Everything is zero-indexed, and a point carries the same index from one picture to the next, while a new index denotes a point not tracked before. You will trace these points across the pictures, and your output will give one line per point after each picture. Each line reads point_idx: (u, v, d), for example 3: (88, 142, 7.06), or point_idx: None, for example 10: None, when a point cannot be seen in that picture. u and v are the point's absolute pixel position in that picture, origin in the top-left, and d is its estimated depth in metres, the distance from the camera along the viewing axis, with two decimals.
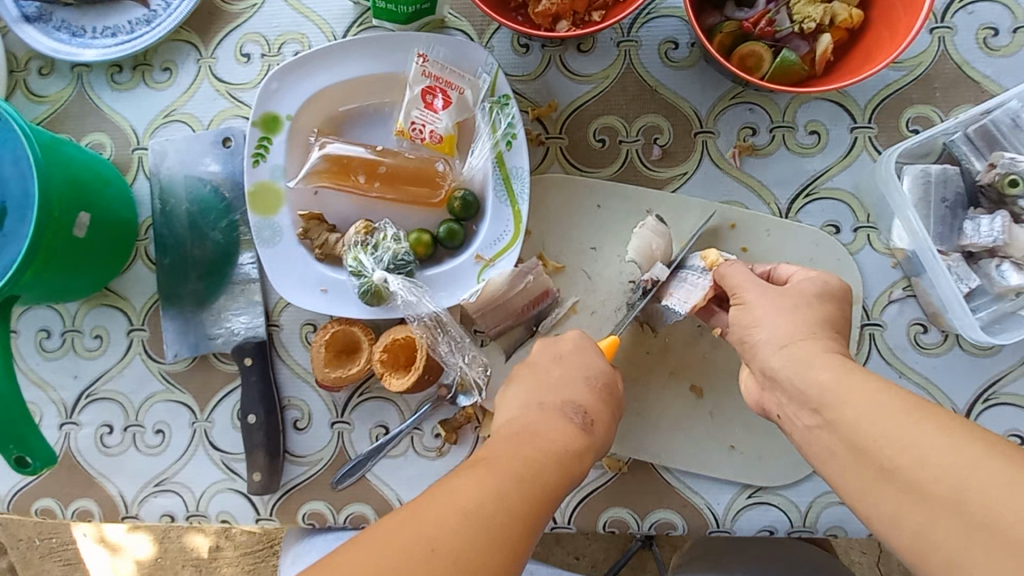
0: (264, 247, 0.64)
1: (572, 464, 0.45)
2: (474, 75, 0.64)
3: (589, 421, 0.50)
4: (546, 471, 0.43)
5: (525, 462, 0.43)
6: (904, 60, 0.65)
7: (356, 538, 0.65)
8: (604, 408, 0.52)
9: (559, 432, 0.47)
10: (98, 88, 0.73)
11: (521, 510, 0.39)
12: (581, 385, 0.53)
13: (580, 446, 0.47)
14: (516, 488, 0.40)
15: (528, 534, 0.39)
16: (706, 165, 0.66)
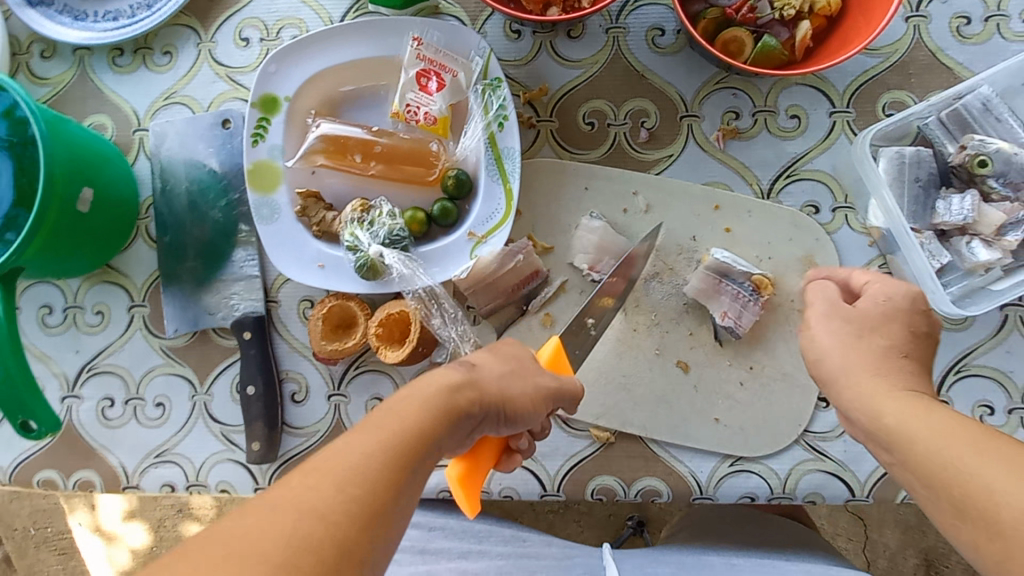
0: (263, 224, 0.66)
1: (443, 401, 0.44)
2: (467, 59, 0.66)
3: (471, 368, 0.48)
4: (414, 418, 0.41)
5: (383, 416, 0.41)
6: (880, 48, 0.68)
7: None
8: (488, 363, 0.50)
9: (432, 380, 0.45)
10: (99, 71, 0.75)
11: (372, 452, 0.38)
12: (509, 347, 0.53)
13: (457, 387, 0.45)
14: (362, 436, 0.39)
15: (384, 473, 0.37)
16: (691, 147, 0.69)
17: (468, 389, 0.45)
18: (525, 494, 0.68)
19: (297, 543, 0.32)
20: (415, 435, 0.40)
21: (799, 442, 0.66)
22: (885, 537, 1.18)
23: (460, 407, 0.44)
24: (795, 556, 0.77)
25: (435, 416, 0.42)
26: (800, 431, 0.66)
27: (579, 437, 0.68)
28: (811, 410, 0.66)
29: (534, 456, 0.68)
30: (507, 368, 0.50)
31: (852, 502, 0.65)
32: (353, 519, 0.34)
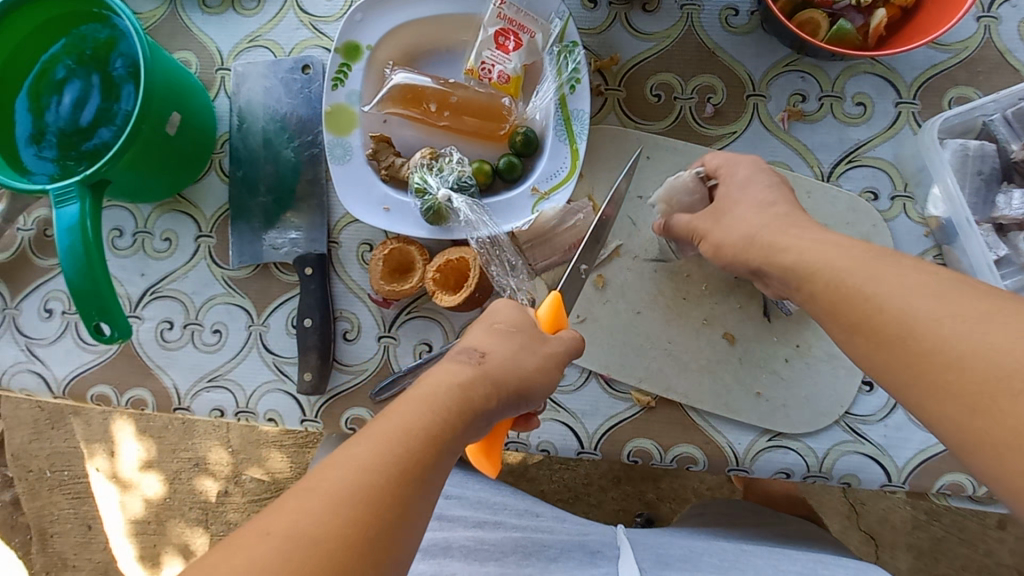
0: (336, 164, 0.68)
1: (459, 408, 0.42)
2: (546, 21, 0.69)
3: (481, 360, 0.47)
4: (423, 421, 0.41)
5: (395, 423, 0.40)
6: (951, 43, 0.69)
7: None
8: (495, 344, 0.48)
9: (441, 377, 0.44)
10: (189, 10, 0.79)
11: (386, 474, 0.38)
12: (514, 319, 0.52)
13: (466, 382, 0.44)
14: (372, 458, 0.38)
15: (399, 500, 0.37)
16: (755, 126, 0.70)
17: (482, 386, 0.45)
18: (562, 449, 0.68)
19: (324, 556, 0.34)
20: (424, 446, 0.40)
21: (839, 423, 0.66)
22: (895, 559, 1.17)
23: (476, 409, 0.43)
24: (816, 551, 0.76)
25: (448, 420, 0.42)
26: (842, 411, 0.66)
27: (620, 399, 0.68)
28: (855, 388, 0.66)
29: (574, 414, 0.68)
30: (518, 347, 0.49)
31: (887, 488, 0.65)
32: (367, 532, 0.36)
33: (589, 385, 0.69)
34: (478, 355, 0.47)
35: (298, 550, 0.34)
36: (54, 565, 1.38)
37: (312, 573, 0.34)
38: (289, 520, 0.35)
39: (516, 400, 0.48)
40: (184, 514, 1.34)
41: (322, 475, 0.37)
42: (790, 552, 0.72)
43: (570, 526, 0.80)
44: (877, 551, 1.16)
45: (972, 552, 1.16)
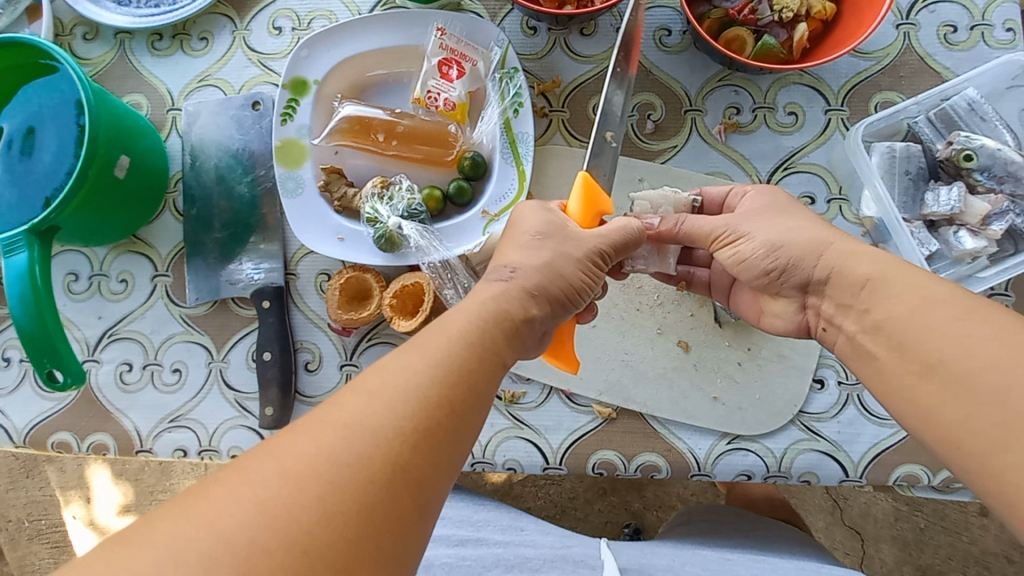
0: (287, 197, 0.69)
1: (502, 320, 0.47)
2: (486, 49, 0.71)
3: (513, 274, 0.51)
4: (465, 328, 0.45)
5: (438, 330, 0.45)
6: (873, 52, 0.73)
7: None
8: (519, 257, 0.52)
9: (483, 296, 0.49)
10: (138, 54, 0.80)
11: (438, 370, 0.41)
12: (538, 228, 0.54)
13: (500, 297, 0.49)
14: (425, 357, 0.42)
15: (456, 397, 0.41)
16: (695, 139, 0.73)
17: (520, 303, 0.49)
18: (528, 466, 0.68)
19: (394, 440, 0.37)
20: (467, 346, 0.44)
21: (794, 422, 0.68)
22: (880, 551, 1.18)
23: (515, 319, 0.48)
24: (789, 553, 0.76)
25: (487, 327, 0.46)
26: (796, 411, 0.68)
27: (581, 412, 0.69)
28: (816, 355, 0.69)
29: (538, 430, 0.69)
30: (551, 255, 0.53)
31: (846, 483, 0.67)
32: (422, 417, 0.38)
33: (550, 401, 0.70)
34: (510, 270, 0.51)
35: (359, 434, 0.37)
36: None
37: (390, 453, 0.36)
38: (347, 413, 0.38)
39: (549, 314, 0.52)
40: None
41: (376, 373, 0.40)
42: (771, 560, 0.73)
43: (553, 538, 0.79)
44: (863, 545, 1.18)
45: (955, 540, 1.18)
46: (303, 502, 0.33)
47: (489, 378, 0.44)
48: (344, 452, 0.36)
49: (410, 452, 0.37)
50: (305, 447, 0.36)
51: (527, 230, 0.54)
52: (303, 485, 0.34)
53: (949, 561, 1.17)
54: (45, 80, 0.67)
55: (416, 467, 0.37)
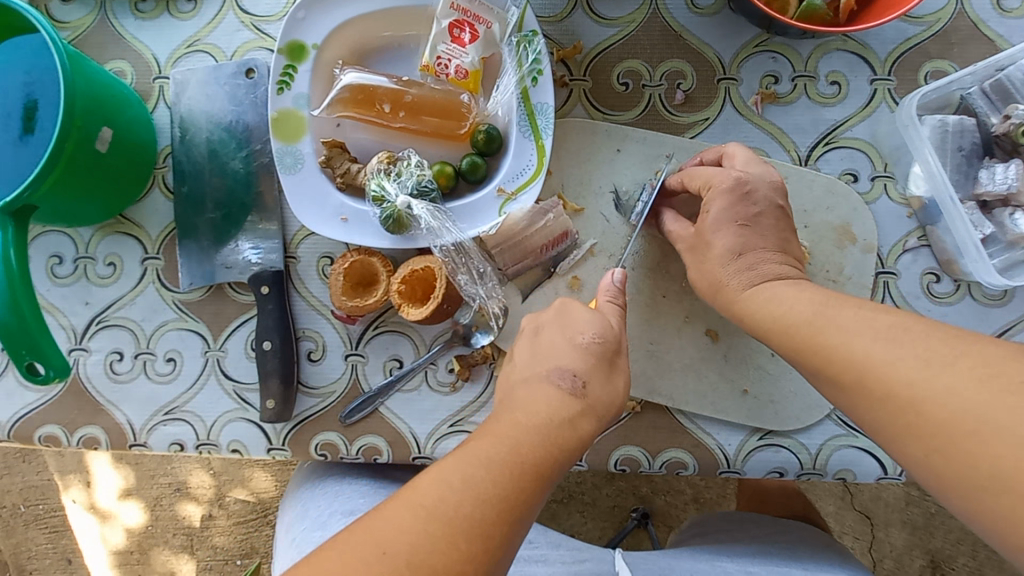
0: (286, 173, 0.63)
1: (561, 434, 0.46)
2: (502, 10, 0.64)
3: (583, 387, 0.49)
4: (526, 448, 0.44)
5: (500, 442, 0.44)
6: (924, 16, 0.66)
7: (348, 506, 0.64)
8: (575, 359, 0.50)
9: (541, 402, 0.47)
10: (121, 17, 0.73)
11: (496, 503, 0.41)
12: (597, 330, 0.53)
13: (564, 408, 0.47)
14: (484, 483, 0.42)
15: (508, 535, 0.41)
16: (727, 111, 0.67)
17: (580, 415, 0.48)
18: None
19: None
20: (526, 471, 0.43)
21: (830, 416, 0.64)
22: (890, 536, 1.16)
23: (578, 436, 0.47)
24: (813, 565, 0.72)
25: (534, 441, 0.45)
26: (832, 405, 0.63)
27: None
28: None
29: None
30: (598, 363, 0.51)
31: (884, 481, 0.63)
32: (474, 563, 0.39)
33: None
34: (579, 383, 0.49)
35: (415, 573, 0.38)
36: None
37: None
38: (406, 545, 0.39)
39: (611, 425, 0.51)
40: (167, 541, 1.29)
41: (435, 495, 0.41)
42: None
43: (564, 552, 0.75)
44: (873, 529, 1.15)
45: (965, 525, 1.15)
46: None
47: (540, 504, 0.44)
48: None
49: None
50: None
51: (584, 333, 0.53)
52: None
53: (958, 546, 1.15)
54: (17, 44, 0.60)
55: None
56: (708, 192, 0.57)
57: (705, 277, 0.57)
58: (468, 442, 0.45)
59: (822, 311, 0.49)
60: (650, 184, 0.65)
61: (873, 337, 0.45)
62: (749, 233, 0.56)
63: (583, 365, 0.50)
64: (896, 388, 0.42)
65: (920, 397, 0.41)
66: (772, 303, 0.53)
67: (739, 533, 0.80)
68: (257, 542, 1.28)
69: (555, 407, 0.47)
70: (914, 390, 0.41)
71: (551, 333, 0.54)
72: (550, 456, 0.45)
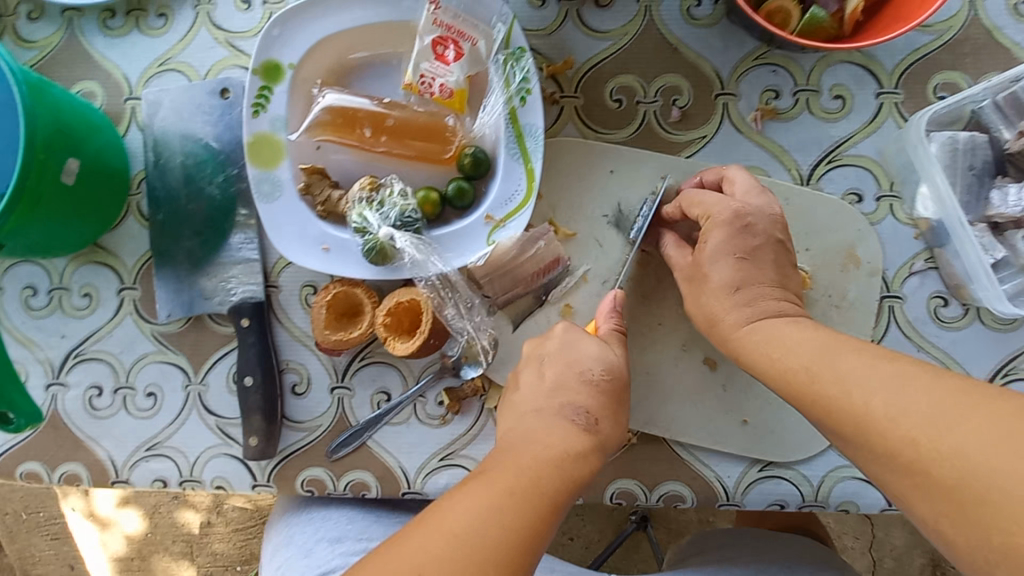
0: (263, 202, 0.60)
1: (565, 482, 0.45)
2: (488, 26, 0.61)
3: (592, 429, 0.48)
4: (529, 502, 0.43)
5: (486, 506, 0.42)
6: (934, 24, 0.63)
7: (334, 533, 0.63)
8: (567, 412, 0.49)
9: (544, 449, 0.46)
10: (89, 34, 0.70)
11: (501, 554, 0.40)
12: (603, 368, 0.51)
13: (551, 472, 0.45)
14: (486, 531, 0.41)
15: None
16: (726, 129, 0.64)
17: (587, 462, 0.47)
18: None
19: None
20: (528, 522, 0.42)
21: (833, 447, 0.61)
22: (891, 536, 1.12)
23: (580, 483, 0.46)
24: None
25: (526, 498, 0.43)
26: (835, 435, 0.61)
27: None
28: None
29: None
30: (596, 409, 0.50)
31: (888, 512, 0.61)
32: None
33: None
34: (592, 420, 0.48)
35: None
36: None
37: None
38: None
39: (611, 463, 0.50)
40: (166, 548, 1.28)
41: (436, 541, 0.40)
42: None
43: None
44: (873, 530, 1.11)
45: None
46: None
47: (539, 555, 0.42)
48: None
49: None
50: None
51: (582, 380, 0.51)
52: None
53: None
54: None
55: None
56: (707, 221, 0.55)
57: (702, 310, 0.55)
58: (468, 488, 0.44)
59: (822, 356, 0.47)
60: (650, 200, 0.62)
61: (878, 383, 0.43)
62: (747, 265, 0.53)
63: (576, 421, 0.48)
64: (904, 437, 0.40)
65: (932, 453, 0.38)
66: (769, 342, 0.50)
67: (742, 548, 0.77)
68: (256, 548, 1.27)
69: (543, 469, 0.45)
70: (920, 450, 0.39)
71: (557, 368, 0.52)
72: (538, 522, 0.43)
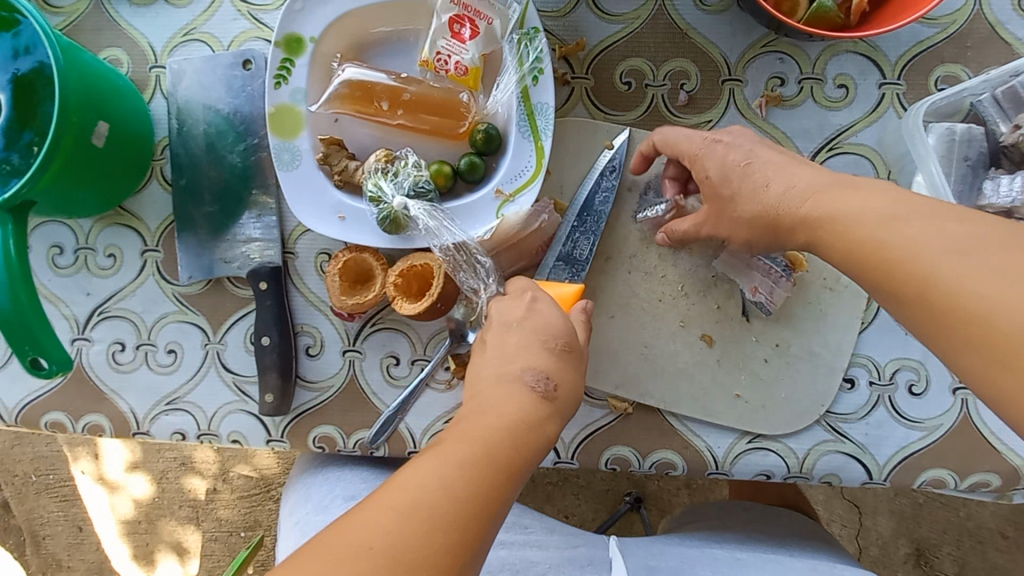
0: (284, 170, 0.63)
1: (533, 435, 0.47)
2: (504, 5, 0.63)
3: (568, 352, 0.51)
4: (505, 446, 0.45)
5: (380, 555, 0.39)
6: (938, 17, 0.64)
7: (350, 491, 0.66)
8: (493, 421, 0.46)
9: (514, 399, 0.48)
10: (115, 2, 0.72)
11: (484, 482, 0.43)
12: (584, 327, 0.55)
13: (461, 504, 0.41)
14: (470, 457, 0.43)
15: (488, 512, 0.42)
16: (731, 114, 0.66)
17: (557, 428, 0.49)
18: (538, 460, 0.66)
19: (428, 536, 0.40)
20: (504, 462, 0.44)
21: (819, 422, 0.64)
22: (877, 524, 1.15)
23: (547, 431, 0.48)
24: (803, 553, 0.73)
25: (525, 448, 0.46)
26: (823, 411, 0.64)
27: (595, 407, 0.66)
28: (855, 332, 0.64)
29: None
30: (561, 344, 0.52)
31: (868, 485, 0.64)
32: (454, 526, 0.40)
33: None
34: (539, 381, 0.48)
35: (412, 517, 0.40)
36: (49, 566, 1.37)
37: (423, 538, 0.39)
38: (408, 496, 0.41)
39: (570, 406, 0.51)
40: (173, 513, 1.33)
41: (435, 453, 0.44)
42: (785, 560, 0.71)
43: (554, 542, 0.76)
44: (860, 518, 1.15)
45: (949, 514, 1.14)
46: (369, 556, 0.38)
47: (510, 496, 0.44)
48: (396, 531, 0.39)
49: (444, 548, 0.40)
50: (370, 512, 0.41)
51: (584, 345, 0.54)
52: (359, 552, 0.39)
53: (944, 535, 1.14)
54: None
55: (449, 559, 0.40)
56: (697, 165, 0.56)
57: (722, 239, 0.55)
58: (465, 421, 0.47)
59: (885, 224, 0.44)
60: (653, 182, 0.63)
61: (948, 251, 0.41)
62: (764, 181, 0.52)
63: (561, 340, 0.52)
64: (966, 312, 0.40)
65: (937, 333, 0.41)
66: (812, 239, 0.49)
67: (732, 518, 0.81)
68: (260, 517, 1.32)
69: (451, 502, 0.41)
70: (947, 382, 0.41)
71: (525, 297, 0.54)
72: (516, 466, 0.44)
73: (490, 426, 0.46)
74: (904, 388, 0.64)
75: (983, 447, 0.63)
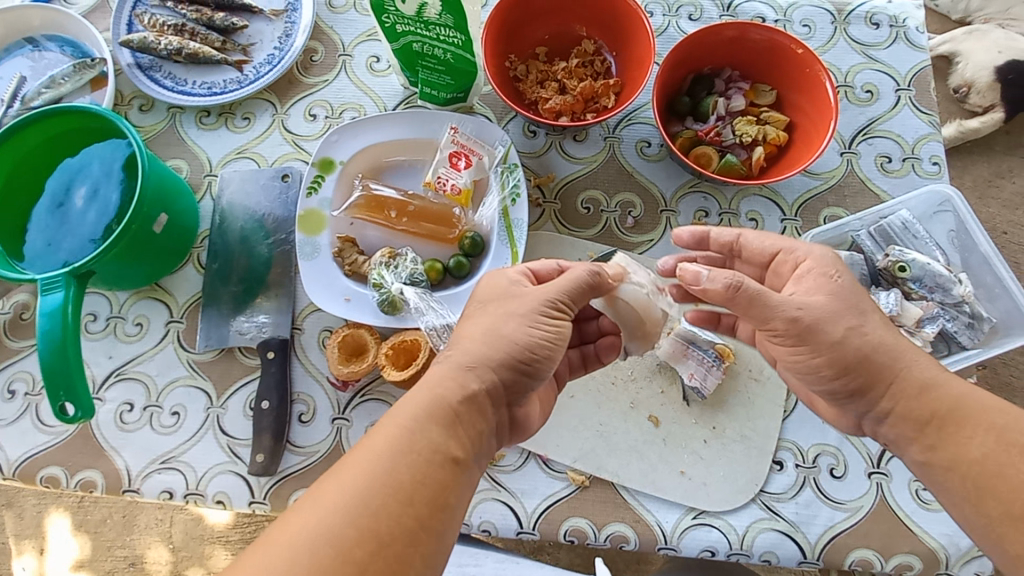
0: (305, 259, 0.77)
1: (462, 418, 0.51)
2: (491, 146, 0.82)
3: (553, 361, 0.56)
4: (433, 428, 0.49)
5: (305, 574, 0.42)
6: (820, 173, 0.84)
7: None
8: (407, 414, 0.50)
9: (446, 386, 0.52)
10: (186, 126, 0.91)
11: (417, 468, 0.47)
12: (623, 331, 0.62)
13: (394, 487, 0.46)
14: (404, 445, 0.48)
15: (429, 494, 0.46)
16: (668, 235, 0.83)
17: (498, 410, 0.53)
18: (503, 529, 0.72)
19: (368, 522, 0.44)
20: (440, 447, 0.48)
21: (755, 501, 0.72)
22: None
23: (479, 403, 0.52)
24: None
25: None
26: (757, 490, 0.72)
27: (556, 478, 0.73)
28: (779, 420, 0.75)
29: (514, 493, 0.73)
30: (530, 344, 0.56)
31: (803, 564, 0.70)
32: (391, 511, 0.45)
33: (527, 465, 0.74)
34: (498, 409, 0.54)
35: (355, 508, 0.44)
36: None
37: (364, 526, 0.44)
38: (350, 490, 0.45)
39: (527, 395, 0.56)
40: None
41: (371, 444, 0.48)
42: None
43: None
44: None
45: None
46: (316, 545, 0.43)
47: (450, 479, 0.48)
48: (335, 523, 0.44)
49: (384, 533, 0.44)
50: (312, 506, 0.45)
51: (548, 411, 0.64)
52: (305, 543, 0.43)
53: None
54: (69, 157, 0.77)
55: (390, 541, 0.44)
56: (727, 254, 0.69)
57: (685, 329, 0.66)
58: (400, 407, 0.51)
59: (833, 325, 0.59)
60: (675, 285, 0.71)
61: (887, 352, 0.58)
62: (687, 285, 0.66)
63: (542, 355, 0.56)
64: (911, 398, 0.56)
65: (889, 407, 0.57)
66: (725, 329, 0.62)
67: None
68: None
69: (388, 487, 0.46)
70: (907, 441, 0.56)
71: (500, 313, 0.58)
72: (448, 446, 0.49)
73: (401, 424, 0.49)
74: (826, 471, 0.73)
75: (900, 529, 0.71)
